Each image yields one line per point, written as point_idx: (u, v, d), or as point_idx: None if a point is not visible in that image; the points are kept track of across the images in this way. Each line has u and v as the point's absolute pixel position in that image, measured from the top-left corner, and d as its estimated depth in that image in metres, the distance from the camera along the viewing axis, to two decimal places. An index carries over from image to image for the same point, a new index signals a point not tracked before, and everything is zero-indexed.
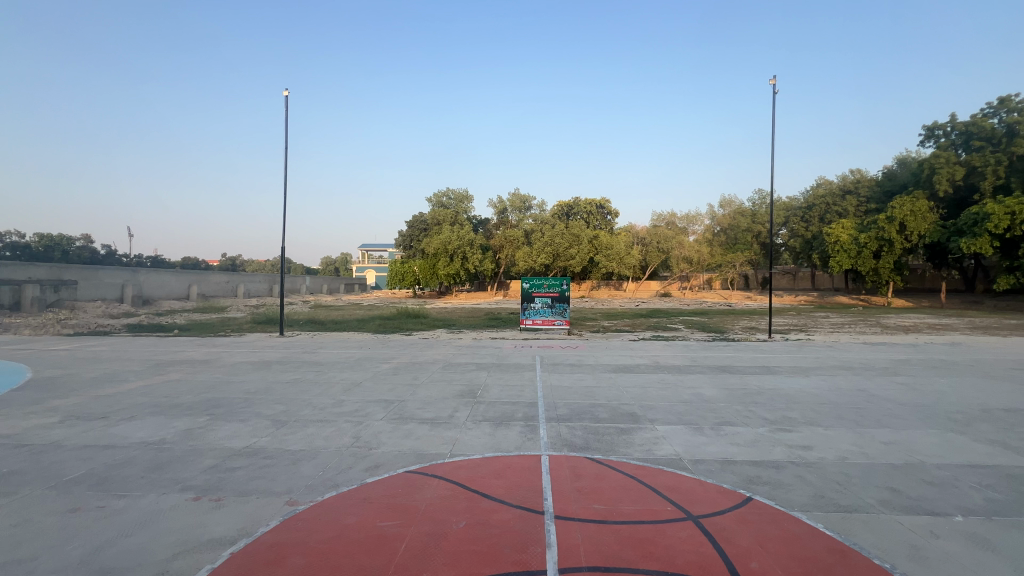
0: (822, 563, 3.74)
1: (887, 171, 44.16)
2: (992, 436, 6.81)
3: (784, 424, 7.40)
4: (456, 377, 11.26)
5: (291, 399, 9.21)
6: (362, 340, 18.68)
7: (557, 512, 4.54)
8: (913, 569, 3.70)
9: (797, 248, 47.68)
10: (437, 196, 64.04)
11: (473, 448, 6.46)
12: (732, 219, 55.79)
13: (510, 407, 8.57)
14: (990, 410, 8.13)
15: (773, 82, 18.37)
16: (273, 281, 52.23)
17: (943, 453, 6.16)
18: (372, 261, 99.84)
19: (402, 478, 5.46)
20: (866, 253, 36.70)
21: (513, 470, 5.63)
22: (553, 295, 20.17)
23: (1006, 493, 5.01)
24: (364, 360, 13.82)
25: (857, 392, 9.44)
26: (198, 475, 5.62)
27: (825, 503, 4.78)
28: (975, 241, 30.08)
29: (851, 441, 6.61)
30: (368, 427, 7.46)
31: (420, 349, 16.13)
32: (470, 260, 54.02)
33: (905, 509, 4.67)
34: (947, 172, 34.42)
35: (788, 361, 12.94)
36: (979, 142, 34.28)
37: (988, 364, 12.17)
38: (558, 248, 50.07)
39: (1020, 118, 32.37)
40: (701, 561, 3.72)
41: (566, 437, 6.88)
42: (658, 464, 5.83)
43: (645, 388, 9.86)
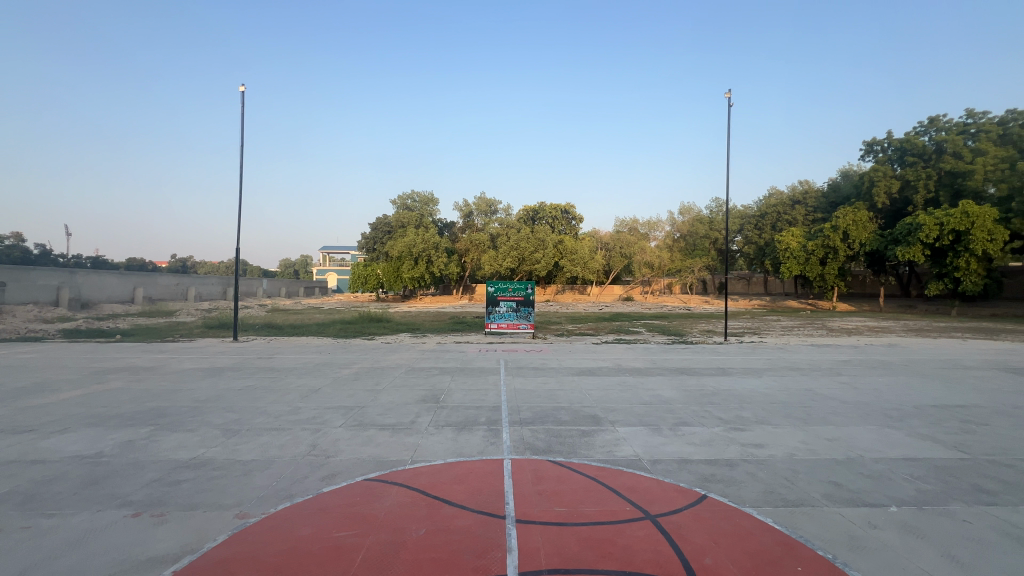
0: (771, 556, 3.89)
1: (832, 183, 46.92)
2: (922, 430, 7.32)
3: (737, 424, 7.67)
4: (419, 381, 11.12)
5: (244, 407, 8.81)
6: (322, 345, 18.13)
7: (518, 516, 4.53)
8: (853, 559, 3.91)
9: (751, 254, 49.88)
10: (402, 197, 63.26)
11: (435, 454, 6.37)
12: (691, 226, 57.73)
13: (473, 411, 8.52)
14: (921, 406, 8.74)
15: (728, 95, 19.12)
16: (226, 283, 50.06)
17: (880, 448, 6.56)
18: (334, 263, 97.27)
19: (362, 485, 5.33)
20: (813, 260, 38.82)
21: (475, 475, 5.59)
22: (518, 298, 20.20)
23: (935, 484, 5.39)
24: (324, 365, 13.45)
25: (802, 391, 9.96)
26: (139, 490, 5.27)
27: (774, 499, 4.99)
28: (909, 249, 32.50)
29: (799, 438, 6.95)
30: (326, 435, 7.22)
31: (383, 353, 15.82)
32: (435, 264, 53.45)
33: (847, 502, 4.93)
34: (884, 185, 36.96)
35: (743, 363, 13.47)
36: (912, 157, 36.86)
37: (921, 364, 13.11)
38: (523, 252, 50.41)
39: (946, 136, 35.14)
40: (659, 560, 3.79)
41: (528, 441, 6.89)
42: (619, 465, 5.94)
43: (607, 391, 10.02)
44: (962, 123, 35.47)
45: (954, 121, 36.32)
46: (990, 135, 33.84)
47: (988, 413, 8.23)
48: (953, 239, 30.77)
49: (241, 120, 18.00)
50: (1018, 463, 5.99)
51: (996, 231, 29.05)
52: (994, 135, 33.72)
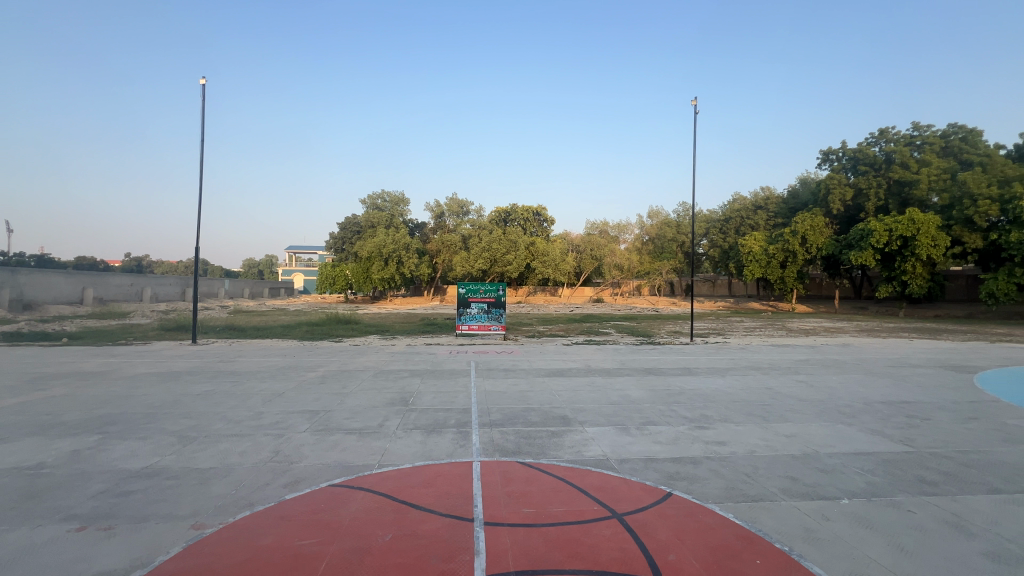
0: (731, 550, 4.02)
1: (792, 190, 48.91)
2: (873, 426, 7.71)
3: (701, 422, 7.89)
4: (387, 384, 10.93)
5: (202, 413, 8.46)
6: (287, 347, 17.63)
7: (486, 518, 4.52)
8: (808, 550, 4.07)
9: (716, 257, 51.44)
10: (371, 197, 62.24)
11: (403, 457, 6.28)
12: (659, 229, 59.08)
13: (442, 414, 8.43)
14: (871, 403, 9.22)
15: (695, 103, 19.36)
16: (185, 283, 47.96)
17: (834, 443, 6.86)
18: (302, 263, 94.81)
19: (326, 492, 5.19)
20: (774, 263, 40.35)
21: (443, 478, 5.54)
22: (489, 300, 20.14)
23: (883, 476, 5.68)
24: (288, 368, 13.04)
25: (763, 389, 10.34)
26: (85, 502, 4.98)
27: (735, 495, 5.14)
28: (861, 254, 34.23)
29: (759, 436, 7.20)
30: (289, 440, 7.01)
31: (351, 356, 15.49)
32: (406, 265, 52.75)
33: (802, 495, 5.14)
34: (839, 192, 38.83)
35: (707, 362, 13.87)
36: (864, 167, 38.71)
37: (872, 362, 13.81)
38: (495, 253, 50.41)
39: (895, 147, 37.16)
40: (625, 558, 3.85)
41: (497, 443, 6.88)
42: (587, 465, 6.00)
43: (576, 392, 10.12)
44: (909, 135, 37.62)
45: (902, 134, 38.51)
46: (934, 147, 36.05)
47: (931, 409, 8.75)
48: (901, 245, 32.59)
49: (201, 113, 17.26)
50: (956, 454, 6.41)
51: (938, 238, 30.94)
52: (937, 147, 35.95)
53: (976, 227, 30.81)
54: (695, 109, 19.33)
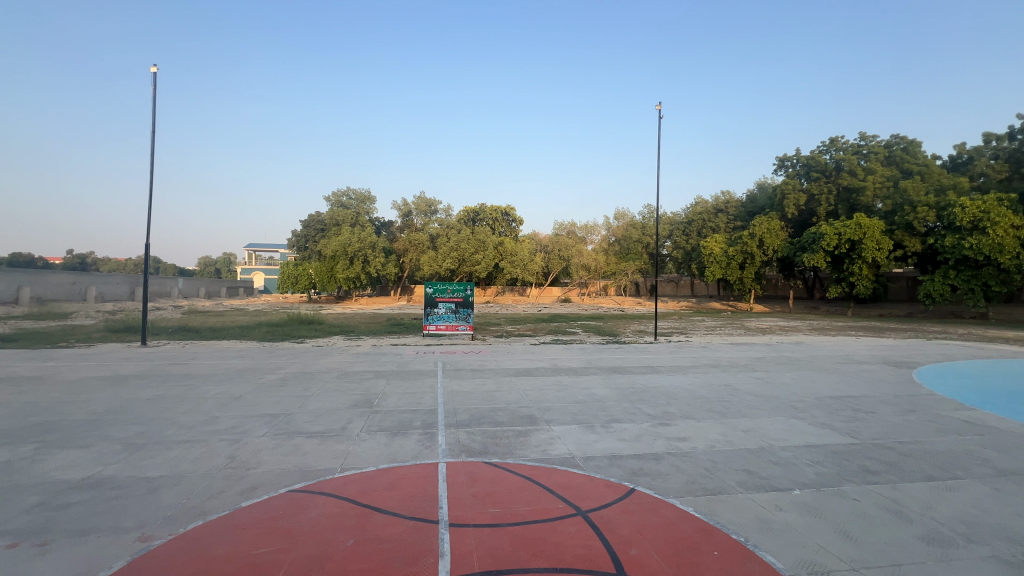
0: (690, 543, 4.14)
1: (750, 194, 50.92)
2: (822, 419, 8.13)
3: (664, 419, 8.09)
4: (352, 386, 10.68)
5: (152, 419, 8.02)
6: (247, 348, 16.99)
7: (451, 520, 4.48)
8: (763, 540, 4.24)
9: (679, 259, 52.90)
10: (336, 193, 60.83)
11: (367, 460, 6.16)
12: (625, 231, 60.30)
13: (408, 415, 8.30)
14: (822, 397, 9.69)
15: (659, 108, 19.76)
16: (135, 282, 45.44)
17: (788, 437, 7.18)
18: (262, 262, 91.43)
19: (286, 497, 5.03)
20: (734, 265, 41.93)
21: (408, 480, 5.46)
22: (457, 299, 19.99)
23: (831, 467, 5.99)
24: (247, 371, 12.54)
25: (722, 386, 10.72)
26: (18, 517, 4.63)
27: (695, 488, 5.31)
28: (813, 257, 35.98)
29: (718, 431, 7.45)
30: (246, 445, 6.74)
31: (314, 357, 15.05)
32: (372, 264, 51.71)
33: (757, 488, 5.36)
34: (793, 198, 40.72)
35: (670, 361, 14.27)
36: (816, 173, 40.78)
37: (823, 360, 14.53)
38: (463, 253, 50.15)
39: (844, 156, 39.27)
40: (589, 555, 3.89)
41: (463, 443, 6.84)
42: (553, 464, 6.04)
43: (543, 391, 10.20)
44: (856, 145, 39.86)
45: (850, 143, 40.72)
46: (879, 156, 38.33)
47: (875, 402, 9.28)
48: (849, 248, 34.43)
49: (154, 104, 16.51)
50: (896, 445, 6.83)
51: (882, 241, 32.89)
52: (881, 156, 38.24)
53: (915, 232, 32.99)
54: (659, 114, 19.76)
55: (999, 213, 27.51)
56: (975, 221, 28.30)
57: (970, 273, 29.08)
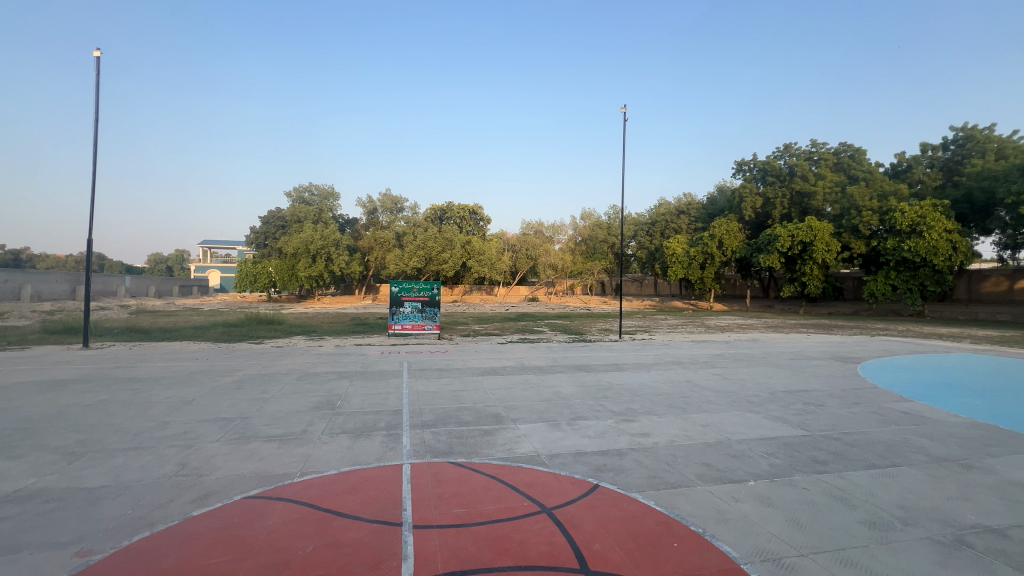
0: (651, 536, 4.23)
1: (710, 197, 52.70)
2: (776, 413, 8.51)
3: (628, 415, 8.26)
4: (313, 387, 10.36)
5: (94, 426, 7.53)
6: (201, 350, 16.21)
7: (415, 522, 4.42)
8: (719, 530, 4.39)
9: (643, 259, 54.14)
10: (298, 189, 58.96)
11: (328, 463, 5.99)
12: (591, 231, 61.21)
13: (372, 416, 8.15)
14: (776, 392, 10.14)
15: (624, 110, 20.00)
16: (76, 281, 42.60)
17: (744, 430, 7.47)
18: (218, 259, 87.37)
19: (241, 504, 4.83)
20: (695, 265, 43.25)
21: (371, 483, 5.35)
22: (423, 299, 19.75)
23: (784, 458, 6.26)
24: (200, 373, 11.97)
25: (684, 382, 11.03)
26: None
27: (657, 482, 5.44)
28: (768, 257, 37.59)
29: (679, 426, 7.66)
30: (198, 451, 6.43)
31: (273, 358, 14.54)
32: (335, 262, 50.37)
33: (715, 480, 5.55)
34: (750, 201, 42.44)
35: (634, 358, 14.60)
36: (772, 178, 42.57)
37: (776, 356, 15.22)
38: (430, 252, 49.64)
39: (797, 161, 41.17)
40: (553, 551, 3.92)
41: (429, 444, 6.76)
42: (518, 462, 6.06)
43: (510, 389, 10.22)
44: (807, 151, 41.86)
45: (802, 149, 42.70)
46: (828, 163, 40.45)
47: (823, 396, 9.78)
48: (801, 250, 36.16)
49: (97, 90, 15.52)
50: (842, 435, 7.23)
51: (831, 243, 34.76)
52: (831, 163, 40.35)
53: (860, 235, 34.98)
54: (624, 115, 19.99)
55: (934, 218, 29.58)
56: (913, 225, 30.32)
57: (908, 273, 31.11)
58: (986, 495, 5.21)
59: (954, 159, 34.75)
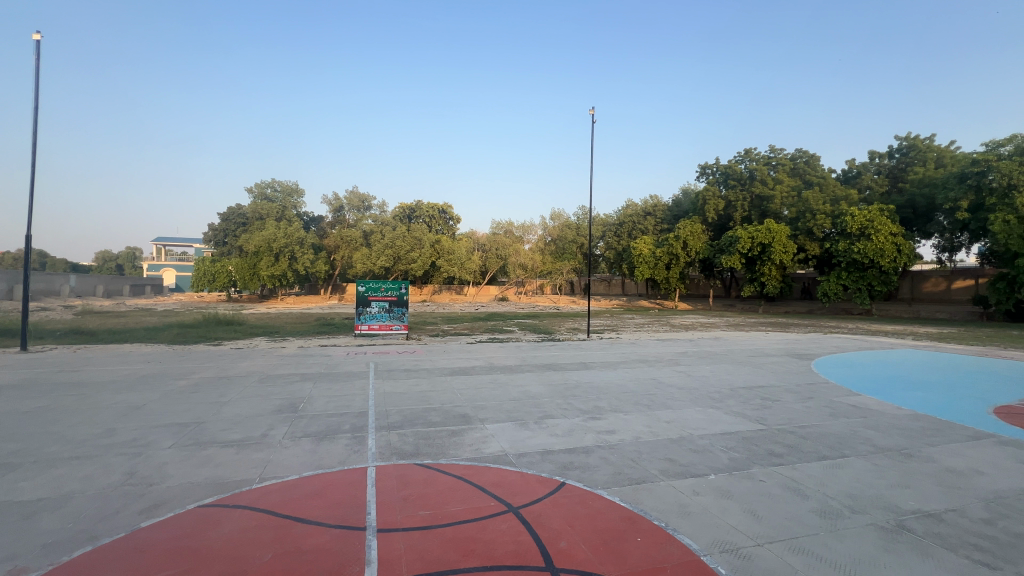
0: (617, 532, 4.29)
1: (676, 199, 54.09)
2: (736, 408, 8.81)
3: (595, 413, 8.37)
4: (275, 390, 10.01)
5: (32, 434, 7.05)
6: (154, 352, 15.45)
7: (379, 525, 4.34)
8: (681, 524, 4.50)
9: (611, 259, 55.03)
10: (259, 184, 56.99)
11: (290, 468, 5.81)
12: (561, 231, 61.76)
13: (336, 419, 7.94)
14: (736, 388, 10.50)
15: (594, 112, 20.16)
16: (14, 280, 39.80)
17: (706, 425, 7.70)
18: (173, 258, 83.34)
19: (194, 514, 4.60)
20: (661, 265, 44.21)
21: (334, 487, 5.22)
22: (391, 298, 19.42)
23: (742, 452, 6.50)
24: (152, 377, 11.37)
25: (649, 380, 11.26)
26: None
27: (622, 479, 5.53)
28: (730, 258, 38.89)
29: (644, 423, 7.82)
30: (148, 459, 6.11)
31: (232, 360, 13.96)
32: (299, 260, 48.90)
33: (677, 474, 5.70)
34: (713, 203, 43.81)
35: (601, 357, 14.82)
36: (733, 181, 43.99)
37: (737, 353, 15.76)
38: (399, 251, 48.90)
39: (756, 166, 42.69)
40: (519, 550, 3.93)
41: (395, 446, 6.65)
42: (485, 462, 6.03)
43: (478, 389, 10.18)
44: (766, 156, 43.47)
45: (761, 154, 44.31)
46: (785, 168, 42.17)
47: (779, 391, 10.22)
48: (760, 251, 37.59)
49: (36, 76, 14.55)
50: (797, 429, 7.56)
51: (788, 245, 36.28)
52: (788, 168, 42.07)
53: (814, 237, 36.63)
54: (593, 118, 20.15)
55: (881, 222, 31.35)
56: (862, 228, 32.00)
57: (858, 274, 32.83)
58: (924, 482, 5.55)
59: (899, 166, 36.87)
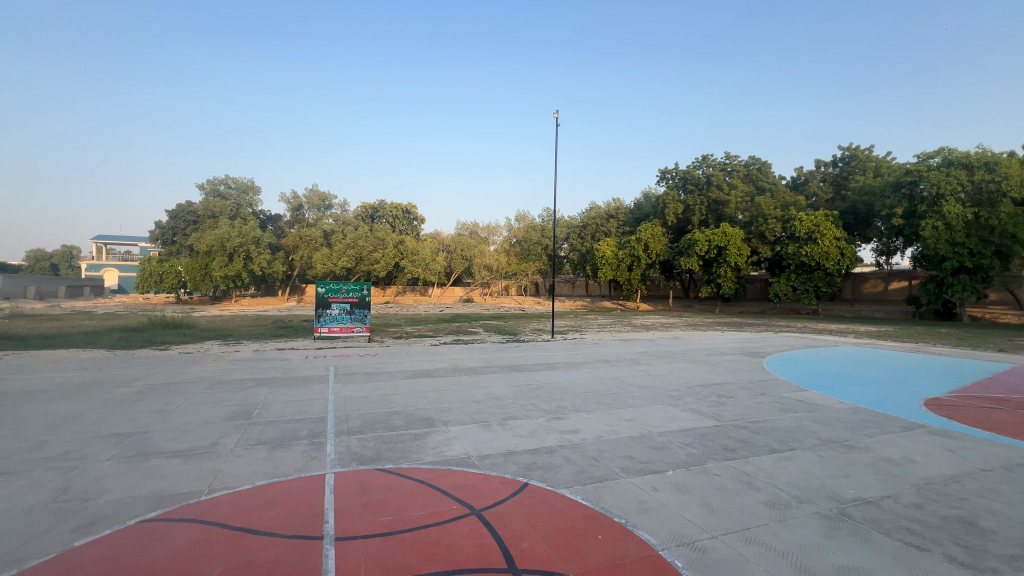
0: (579, 531, 4.34)
1: (637, 203, 55.44)
2: (693, 405, 9.12)
3: (558, 413, 8.47)
4: (227, 396, 9.56)
5: None
6: (94, 358, 14.44)
7: (337, 533, 4.22)
8: (641, 520, 4.60)
9: (575, 260, 55.77)
10: (212, 181, 54.37)
11: (242, 477, 5.57)
12: (526, 233, 62.13)
13: (294, 425, 7.68)
14: (693, 386, 10.87)
15: (556, 115, 20.42)
16: None
17: (665, 423, 7.94)
18: (115, 258, 78.16)
19: (134, 530, 4.32)
20: (623, 267, 45.13)
21: (290, 496, 5.03)
22: (352, 300, 18.95)
23: (698, 448, 6.73)
24: (90, 384, 10.62)
25: (610, 380, 11.48)
26: None
27: (584, 477, 5.61)
28: (689, 260, 40.20)
29: (606, 422, 7.97)
30: (84, 473, 5.70)
31: (180, 365, 13.23)
32: (255, 261, 46.97)
33: (637, 471, 5.84)
34: (672, 207, 45.21)
35: (565, 357, 15.01)
36: (691, 186, 45.48)
37: (695, 352, 16.31)
38: (361, 252, 47.77)
39: (713, 171, 44.33)
40: (481, 553, 3.90)
41: (355, 451, 6.49)
42: (447, 465, 5.98)
43: (442, 392, 10.08)
44: (722, 162, 45.20)
45: (717, 161, 45.99)
46: (740, 174, 43.98)
47: (733, 388, 10.66)
48: (717, 254, 39.04)
49: None
50: (749, 424, 7.90)
51: (742, 248, 37.86)
52: (742, 174, 43.91)
53: (766, 241, 38.39)
54: (557, 122, 20.46)
55: (826, 227, 33.21)
56: (810, 232, 33.77)
57: (806, 276, 34.64)
58: (863, 471, 5.92)
59: (842, 174, 39.24)
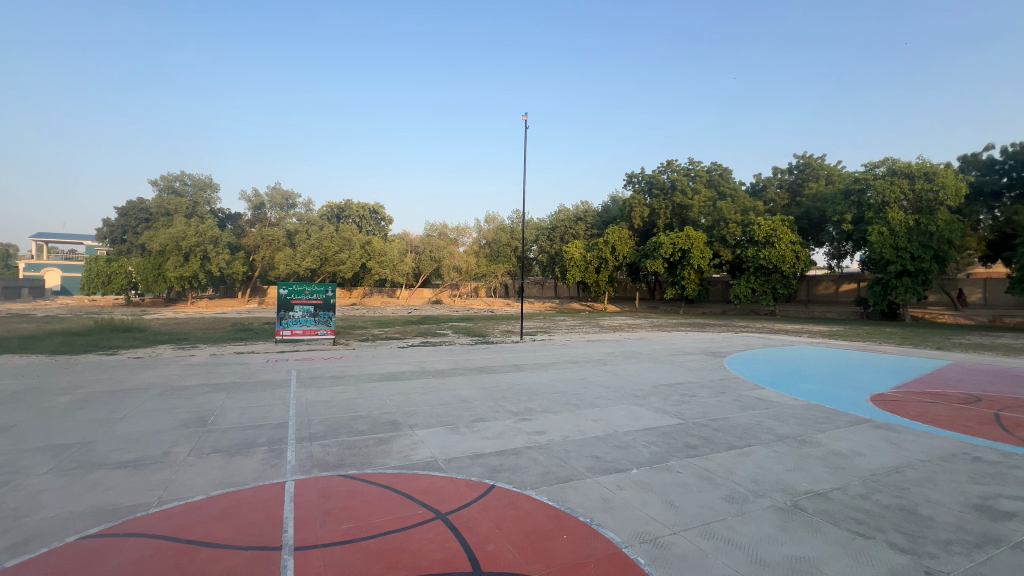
0: (544, 531, 4.37)
1: (605, 206, 56.41)
2: (658, 404, 9.32)
3: (525, 414, 8.48)
4: (180, 403, 9.11)
5: None
6: (31, 364, 13.48)
7: (297, 543, 4.08)
8: (607, 520, 4.65)
9: (544, 262, 56.18)
10: (166, 177, 51.91)
11: (195, 487, 5.32)
12: (495, 235, 62.17)
13: (252, 432, 7.39)
14: (658, 385, 11.12)
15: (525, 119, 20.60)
16: None
17: (630, 422, 8.08)
18: (58, 257, 73.47)
19: (74, 547, 4.05)
20: (591, 269, 45.72)
21: (248, 506, 4.84)
22: (316, 301, 18.45)
23: (662, 445, 6.89)
24: (26, 393, 9.89)
25: (577, 380, 11.59)
26: None
27: (550, 478, 5.64)
28: (654, 262, 41.16)
29: (573, 422, 8.04)
30: (17, 488, 5.30)
31: (129, 371, 12.53)
32: (212, 261, 45.03)
33: (602, 471, 5.92)
34: (638, 211, 46.18)
35: (534, 358, 15.09)
36: (657, 190, 46.61)
37: (659, 352, 16.71)
38: (326, 252, 46.57)
39: (677, 176, 45.55)
40: (446, 558, 3.86)
41: (318, 457, 6.31)
42: (413, 469, 5.89)
43: (409, 394, 9.94)
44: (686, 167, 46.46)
45: (682, 166, 47.27)
46: (703, 179, 45.36)
47: (695, 387, 10.97)
48: (681, 256, 40.15)
49: None
50: (709, 422, 8.15)
51: (705, 251, 39.08)
52: (705, 179, 45.30)
53: (727, 244, 39.76)
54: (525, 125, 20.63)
55: (782, 231, 34.72)
56: (768, 237, 35.19)
57: (764, 278, 36.05)
58: (815, 465, 6.20)
59: (797, 181, 41.15)
